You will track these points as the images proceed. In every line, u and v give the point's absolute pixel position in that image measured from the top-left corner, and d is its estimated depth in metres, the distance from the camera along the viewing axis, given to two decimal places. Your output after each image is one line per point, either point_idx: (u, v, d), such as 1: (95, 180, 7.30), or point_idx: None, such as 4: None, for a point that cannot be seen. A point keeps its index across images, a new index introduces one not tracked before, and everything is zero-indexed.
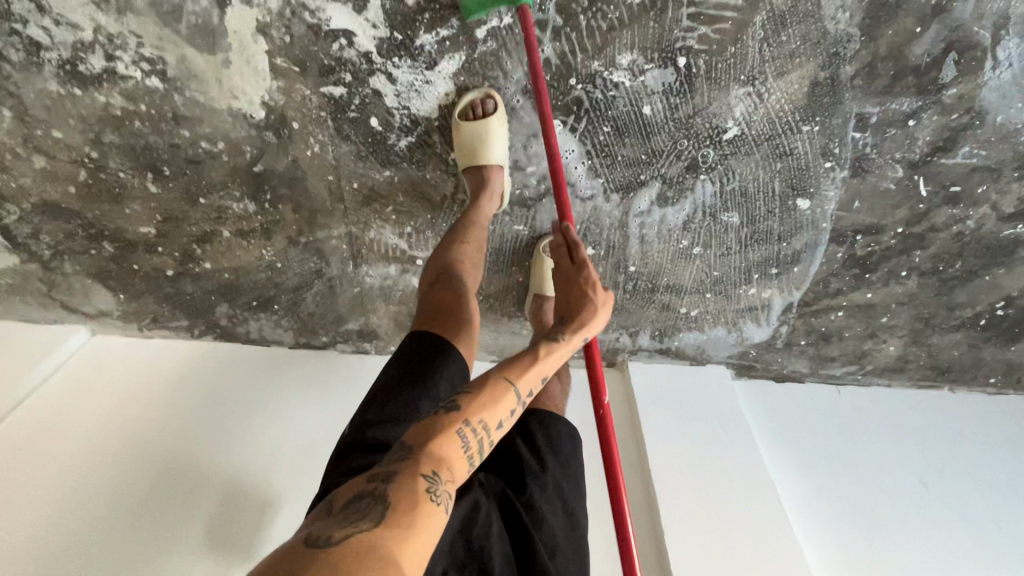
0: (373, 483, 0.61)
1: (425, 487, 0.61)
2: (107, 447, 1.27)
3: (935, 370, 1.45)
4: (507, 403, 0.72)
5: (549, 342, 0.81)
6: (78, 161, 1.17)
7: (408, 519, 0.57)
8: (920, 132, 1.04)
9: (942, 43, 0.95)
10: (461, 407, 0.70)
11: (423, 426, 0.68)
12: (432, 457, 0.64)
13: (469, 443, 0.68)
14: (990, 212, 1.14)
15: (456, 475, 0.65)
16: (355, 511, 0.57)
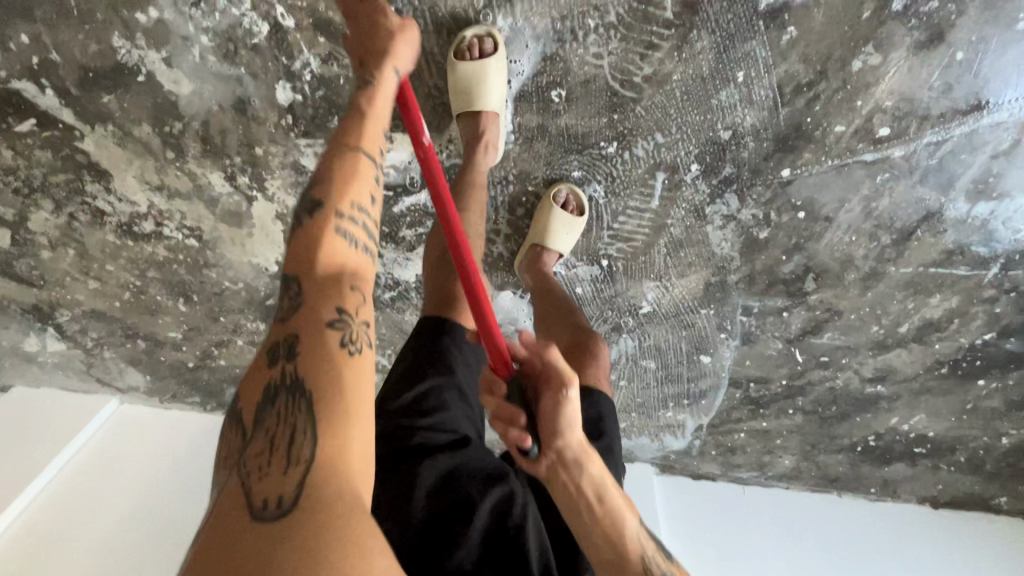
0: (278, 363, 0.64)
1: (338, 338, 0.66)
2: (135, 505, 1.57)
3: (825, 479, 1.73)
4: (366, 174, 0.78)
5: (376, 177, 0.79)
6: (125, 286, 1.44)
7: (329, 389, 0.62)
8: (792, 319, 1.32)
9: (805, 267, 1.22)
10: (305, 299, 0.68)
11: (294, 246, 0.72)
12: (323, 283, 0.68)
13: (356, 239, 0.73)
14: (854, 375, 1.42)
15: (364, 280, 0.72)
16: (272, 418, 0.61)
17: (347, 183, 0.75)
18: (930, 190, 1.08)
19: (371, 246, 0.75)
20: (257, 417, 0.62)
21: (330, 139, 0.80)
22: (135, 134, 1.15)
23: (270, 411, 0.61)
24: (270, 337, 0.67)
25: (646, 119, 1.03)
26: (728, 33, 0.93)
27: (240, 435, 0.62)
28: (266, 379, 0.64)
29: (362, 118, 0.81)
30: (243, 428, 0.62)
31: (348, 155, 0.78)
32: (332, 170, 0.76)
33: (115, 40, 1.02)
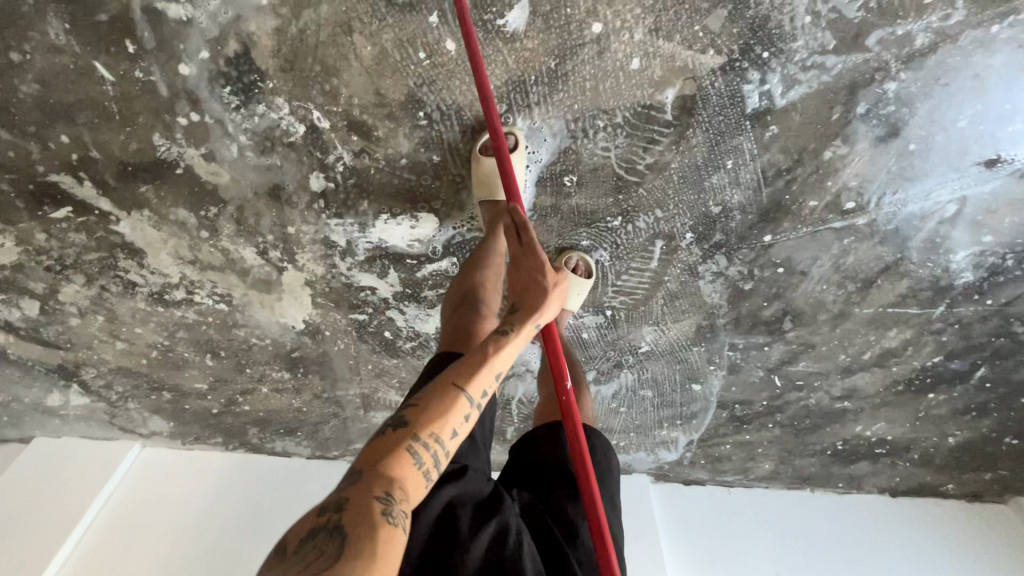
0: (325, 514, 0.65)
1: (380, 511, 0.64)
2: (168, 543, 1.64)
3: (799, 478, 1.95)
4: (463, 410, 0.76)
5: (468, 413, 0.77)
6: (153, 346, 1.51)
7: (357, 546, 0.61)
8: (772, 352, 1.49)
9: (783, 310, 1.38)
10: (367, 473, 0.68)
11: (422, 397, 0.76)
12: (385, 475, 0.68)
13: (468, 414, 0.77)
14: (824, 394, 1.61)
15: (410, 494, 0.69)
16: (310, 545, 0.61)
17: (442, 412, 0.75)
18: (889, 248, 1.25)
19: (433, 471, 0.72)
20: (302, 539, 0.62)
21: (437, 382, 0.78)
22: (170, 217, 1.22)
23: (306, 546, 0.61)
24: (336, 491, 0.67)
25: (647, 198, 1.16)
26: (719, 131, 1.06)
27: (276, 557, 0.62)
28: (323, 503, 0.66)
29: (478, 369, 0.80)
30: (281, 551, 0.63)
31: (452, 395, 0.76)
32: (429, 397, 0.76)
33: (157, 139, 1.09)
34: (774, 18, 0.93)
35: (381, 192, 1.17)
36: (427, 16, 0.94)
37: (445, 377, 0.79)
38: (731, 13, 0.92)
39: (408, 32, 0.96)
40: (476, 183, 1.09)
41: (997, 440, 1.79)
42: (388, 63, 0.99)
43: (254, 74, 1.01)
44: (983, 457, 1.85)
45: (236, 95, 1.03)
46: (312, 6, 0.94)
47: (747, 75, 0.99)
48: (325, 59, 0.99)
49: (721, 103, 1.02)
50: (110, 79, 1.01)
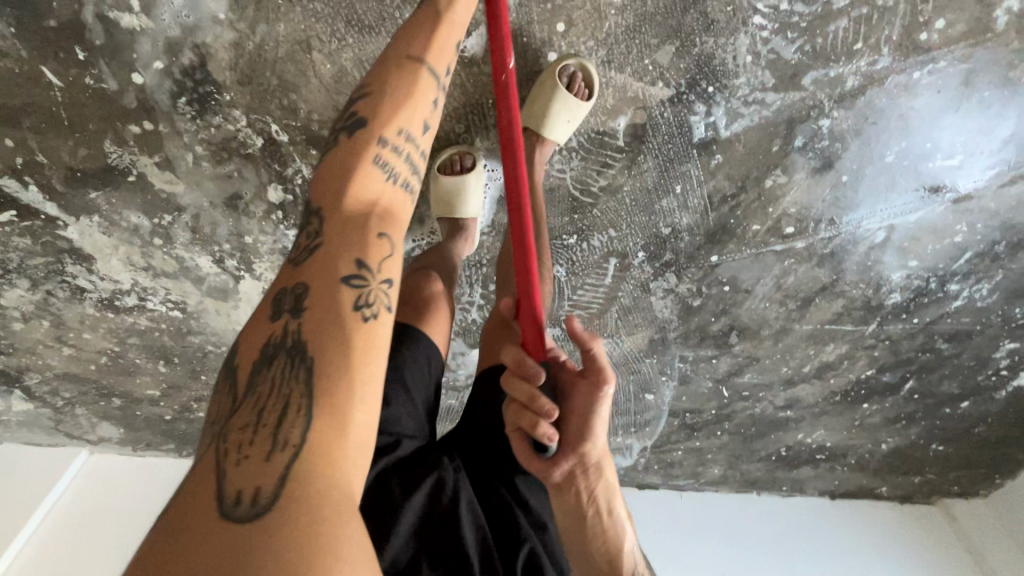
0: (279, 318, 0.58)
1: (353, 300, 0.59)
2: (122, 553, 1.61)
3: (746, 482, 2.04)
4: (387, 175, 0.68)
5: (409, 186, 0.70)
6: (102, 351, 1.47)
7: (332, 383, 0.54)
8: (719, 364, 1.56)
9: (730, 325, 1.45)
10: (323, 245, 0.62)
11: (325, 172, 0.67)
12: (338, 250, 0.61)
13: (393, 170, 0.68)
14: (768, 403, 1.70)
15: (393, 265, 0.64)
16: (264, 382, 0.55)
17: (358, 174, 0.66)
18: (825, 270, 1.33)
19: (403, 228, 0.67)
20: (250, 379, 0.56)
21: (342, 139, 0.68)
22: (122, 223, 1.19)
23: (263, 377, 0.55)
24: (276, 285, 0.61)
25: (601, 218, 1.21)
26: (668, 158, 1.11)
27: (226, 400, 0.56)
28: (264, 337, 0.57)
29: (401, 106, 0.71)
30: (231, 395, 0.56)
31: (362, 165, 0.67)
32: (339, 182, 0.66)
33: (108, 146, 1.07)
34: (718, 56, 0.98)
35: None
36: (386, 37, 0.95)
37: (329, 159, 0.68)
38: (678, 48, 0.97)
39: (368, 53, 0.97)
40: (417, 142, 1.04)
41: (924, 447, 1.92)
42: (347, 81, 1.00)
43: (210, 86, 1.00)
44: (912, 462, 1.98)
45: (191, 106, 1.02)
46: (270, 23, 0.94)
47: (693, 107, 1.04)
48: (283, 74, 0.99)
49: (670, 132, 1.07)
50: (59, 84, 0.99)
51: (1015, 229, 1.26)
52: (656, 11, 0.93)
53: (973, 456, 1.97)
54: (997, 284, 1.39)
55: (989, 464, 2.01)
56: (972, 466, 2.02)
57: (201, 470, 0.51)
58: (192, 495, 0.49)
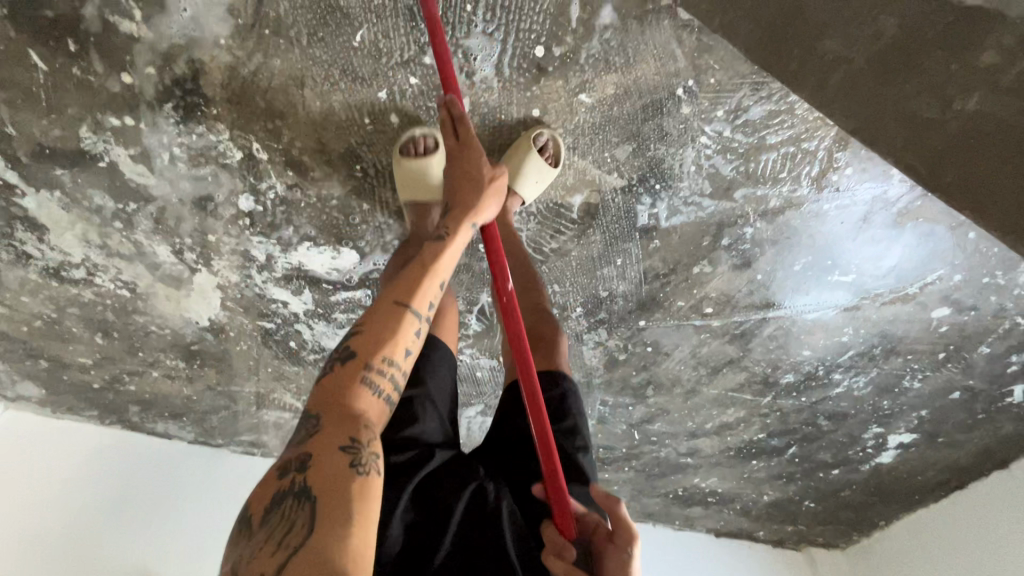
0: (288, 473, 0.69)
1: (348, 461, 0.69)
2: (37, 515, 1.60)
3: (644, 513, 2.24)
4: (409, 327, 0.81)
5: (417, 329, 0.82)
6: (37, 315, 1.46)
7: (331, 510, 0.65)
8: (635, 411, 1.73)
9: (648, 379, 1.62)
10: (321, 426, 0.72)
11: (324, 382, 0.77)
12: (342, 419, 0.73)
13: (381, 391, 0.77)
14: (672, 449, 1.89)
15: (373, 417, 0.75)
16: (277, 518, 0.65)
17: (379, 343, 0.78)
18: (734, 346, 1.52)
19: (393, 395, 0.79)
20: (266, 510, 0.67)
21: (382, 293, 0.84)
22: (84, 202, 1.21)
23: (275, 511, 0.66)
24: (292, 446, 0.73)
25: (548, 274, 1.33)
26: (614, 235, 1.25)
27: (245, 529, 0.68)
28: (281, 471, 0.70)
29: (421, 274, 0.85)
30: (248, 525, 0.68)
31: (396, 309, 0.81)
32: (372, 320, 0.81)
33: (83, 132, 1.09)
34: (666, 161, 1.12)
35: (308, 221, 1.23)
36: (377, 90, 1.04)
37: (384, 298, 0.83)
38: (634, 149, 1.10)
39: (357, 99, 1.05)
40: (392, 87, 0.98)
41: (799, 502, 2.18)
42: (334, 120, 1.07)
43: (200, 99, 1.04)
44: (787, 514, 2.24)
45: (177, 113, 1.06)
46: (268, 56, 0.99)
47: (640, 198, 1.18)
48: (273, 102, 1.05)
49: (618, 214, 1.21)
50: (44, 68, 1.01)
51: (890, 337, 1.49)
52: (620, 116, 1.06)
53: (837, 514, 2.25)
54: (871, 378, 1.62)
55: (850, 522, 2.30)
56: (836, 522, 2.30)
57: (232, 573, 0.64)
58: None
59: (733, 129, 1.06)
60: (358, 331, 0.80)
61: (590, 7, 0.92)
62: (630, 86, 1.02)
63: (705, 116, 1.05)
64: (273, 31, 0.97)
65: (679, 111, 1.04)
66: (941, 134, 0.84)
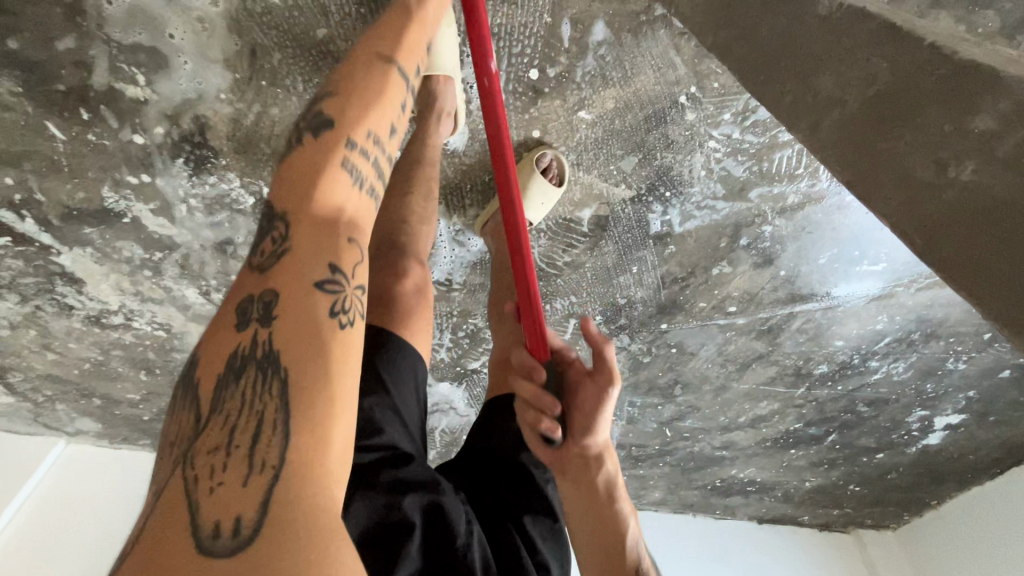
0: (248, 327, 0.54)
1: (327, 309, 0.57)
2: (106, 533, 1.72)
3: (683, 505, 2.23)
4: (395, 97, 0.72)
5: (404, 100, 0.74)
6: (86, 359, 1.55)
7: (307, 377, 0.53)
8: (664, 410, 1.71)
9: (675, 379, 1.60)
10: (291, 249, 0.58)
11: (289, 180, 0.63)
12: (309, 248, 0.59)
13: (361, 179, 0.66)
14: (706, 444, 1.87)
15: (361, 234, 0.64)
16: (239, 401, 0.51)
17: (363, 107, 0.69)
18: (762, 342, 1.48)
19: (377, 186, 0.69)
20: (219, 394, 0.52)
21: (339, 121, 0.66)
22: (114, 255, 1.26)
23: (231, 394, 0.52)
24: (242, 290, 0.57)
25: (563, 286, 1.32)
26: (627, 244, 1.23)
27: (196, 412, 0.52)
28: (231, 346, 0.54)
29: (380, 98, 0.70)
30: (201, 412, 0.52)
31: (379, 122, 0.70)
32: (318, 171, 0.63)
33: (105, 192, 1.13)
34: (675, 168, 1.09)
35: None
36: None
37: (341, 113, 0.67)
38: (640, 159, 1.07)
39: None
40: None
41: (844, 486, 2.13)
42: None
43: (208, 151, 1.07)
44: (832, 498, 2.20)
45: (188, 166, 1.09)
46: (268, 105, 1.01)
47: (651, 207, 1.15)
48: (278, 147, 1.07)
49: (629, 224, 1.19)
50: (62, 137, 1.05)
51: (928, 322, 1.42)
52: (623, 128, 1.03)
53: (885, 496, 2.19)
54: (912, 363, 1.55)
55: (899, 503, 2.24)
56: (884, 504, 2.24)
57: (175, 493, 0.48)
58: (164, 523, 0.47)
59: (743, 130, 1.02)
60: (337, 115, 0.67)
61: (581, 25, 0.90)
62: (630, 98, 0.99)
63: (712, 120, 1.01)
64: (271, 82, 0.99)
65: (684, 118, 1.01)
66: (926, 214, 0.54)
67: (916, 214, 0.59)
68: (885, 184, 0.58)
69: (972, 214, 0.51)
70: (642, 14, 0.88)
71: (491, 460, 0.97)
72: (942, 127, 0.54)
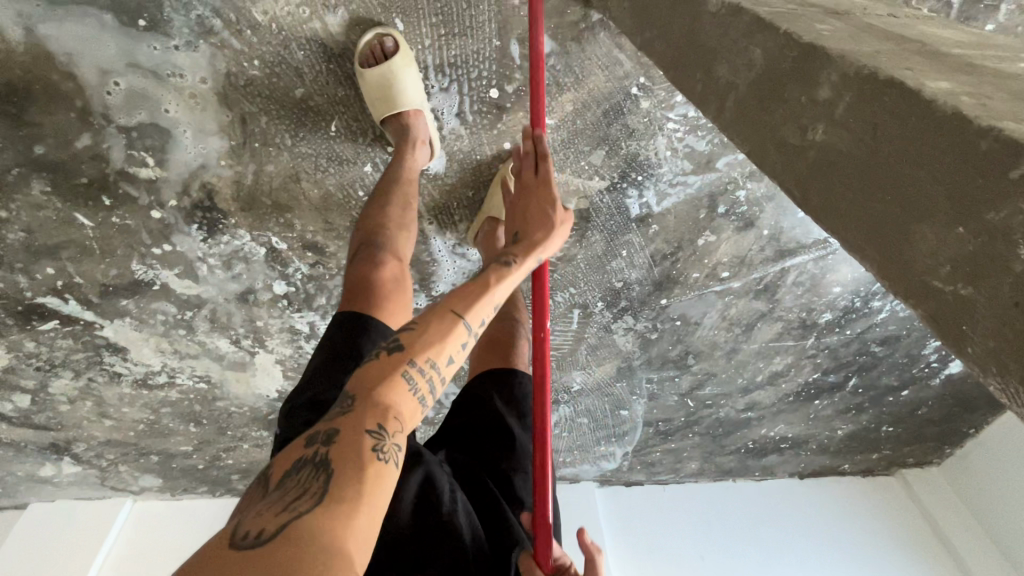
0: (313, 444, 0.62)
1: (370, 446, 0.61)
2: None
3: (721, 471, 2.28)
4: (456, 339, 0.74)
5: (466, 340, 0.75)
6: (139, 420, 1.68)
7: (345, 489, 0.57)
8: (682, 381, 1.77)
9: (686, 350, 1.66)
10: (353, 409, 0.65)
11: (363, 372, 0.69)
12: (374, 406, 0.65)
13: (418, 390, 0.69)
14: (730, 408, 1.92)
15: (406, 418, 0.67)
16: (292, 484, 0.58)
17: (431, 341, 0.72)
18: (762, 300, 1.54)
19: (430, 395, 0.71)
20: (283, 476, 0.59)
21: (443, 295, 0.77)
22: (150, 321, 1.38)
23: (293, 476, 0.59)
24: (311, 429, 0.65)
25: (561, 280, 1.40)
26: (612, 231, 1.30)
27: (259, 491, 0.59)
28: (299, 452, 0.61)
29: (474, 288, 0.79)
30: (264, 487, 0.59)
31: (448, 317, 0.74)
32: (424, 323, 0.73)
33: (134, 265, 1.26)
34: (642, 154, 1.16)
35: (335, 289, 1.35)
36: (362, 166, 1.15)
37: (440, 302, 0.76)
38: (608, 151, 1.15)
39: (346, 178, 1.16)
40: (371, 101, 0.99)
41: (876, 429, 2.15)
42: (333, 202, 1.19)
43: (218, 214, 1.18)
44: (867, 442, 2.22)
45: (202, 229, 1.20)
46: (263, 163, 1.12)
47: (627, 193, 1.23)
48: (278, 199, 1.17)
49: (610, 212, 1.26)
50: (90, 224, 1.17)
51: None
52: (586, 127, 1.11)
53: (921, 432, 2.20)
54: None
55: (936, 438, 2.25)
56: (922, 440, 2.25)
57: (219, 534, 0.54)
58: (202, 554, 0.52)
59: (696, 108, 1.09)
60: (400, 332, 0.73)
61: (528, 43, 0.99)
62: (587, 99, 1.07)
63: (666, 104, 1.08)
64: (262, 142, 1.09)
65: (640, 106, 1.09)
66: (801, 172, 0.50)
67: (785, 173, 0.52)
68: (771, 151, 0.53)
69: (822, 177, 0.48)
70: (580, 22, 0.97)
71: (479, 426, 1.01)
72: (801, 98, 0.50)
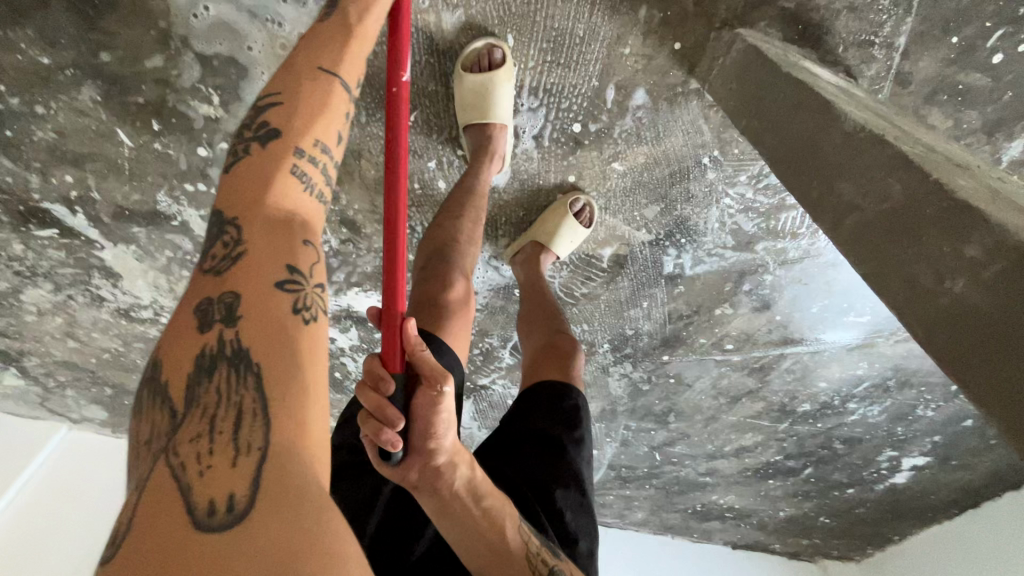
0: (211, 324, 0.56)
1: (289, 306, 0.59)
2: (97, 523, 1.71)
3: (663, 526, 2.33)
4: (334, 124, 0.75)
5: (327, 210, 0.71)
6: (106, 349, 1.59)
7: (274, 370, 0.55)
8: (656, 434, 1.82)
9: (670, 407, 1.70)
10: (247, 250, 0.61)
11: (240, 185, 0.66)
12: (272, 221, 0.64)
13: (312, 188, 0.70)
14: (691, 469, 1.98)
15: (311, 226, 0.67)
16: (211, 392, 0.52)
17: (305, 127, 0.72)
18: (753, 377, 1.60)
19: (325, 191, 0.71)
20: (192, 390, 0.53)
21: (298, 78, 0.76)
22: (155, 254, 1.32)
23: (206, 386, 0.53)
24: (200, 297, 0.59)
25: (578, 314, 1.43)
26: (640, 282, 1.34)
27: (166, 418, 0.52)
28: (198, 347, 0.55)
29: (343, 55, 0.80)
30: (171, 412, 0.52)
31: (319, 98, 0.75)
32: (296, 115, 0.72)
33: (160, 195, 1.20)
34: (691, 219, 1.20)
35: (358, 270, 1.32)
36: (426, 161, 1.14)
37: (293, 97, 0.74)
38: (662, 209, 1.19)
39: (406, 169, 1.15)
40: (463, 107, 1.00)
41: (814, 517, 2.25)
42: None
43: None
44: (802, 528, 2.32)
45: None
46: None
47: (667, 250, 1.27)
48: None
49: (645, 264, 1.30)
50: (129, 144, 1.12)
51: (903, 370, 1.56)
52: (650, 181, 1.15)
53: (852, 529, 2.32)
54: (885, 407, 1.69)
55: (863, 536, 2.37)
56: (850, 536, 2.37)
57: (156, 483, 0.48)
58: (149, 522, 0.45)
59: (755, 191, 1.14)
60: (273, 118, 0.72)
61: (624, 90, 1.02)
62: (659, 156, 1.10)
63: (729, 180, 1.13)
64: None
65: (705, 176, 1.13)
66: (932, 317, 0.53)
67: (913, 310, 0.55)
68: (896, 285, 0.57)
69: (953, 327, 0.51)
70: (678, 86, 1.00)
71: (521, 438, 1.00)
72: (941, 249, 0.53)
